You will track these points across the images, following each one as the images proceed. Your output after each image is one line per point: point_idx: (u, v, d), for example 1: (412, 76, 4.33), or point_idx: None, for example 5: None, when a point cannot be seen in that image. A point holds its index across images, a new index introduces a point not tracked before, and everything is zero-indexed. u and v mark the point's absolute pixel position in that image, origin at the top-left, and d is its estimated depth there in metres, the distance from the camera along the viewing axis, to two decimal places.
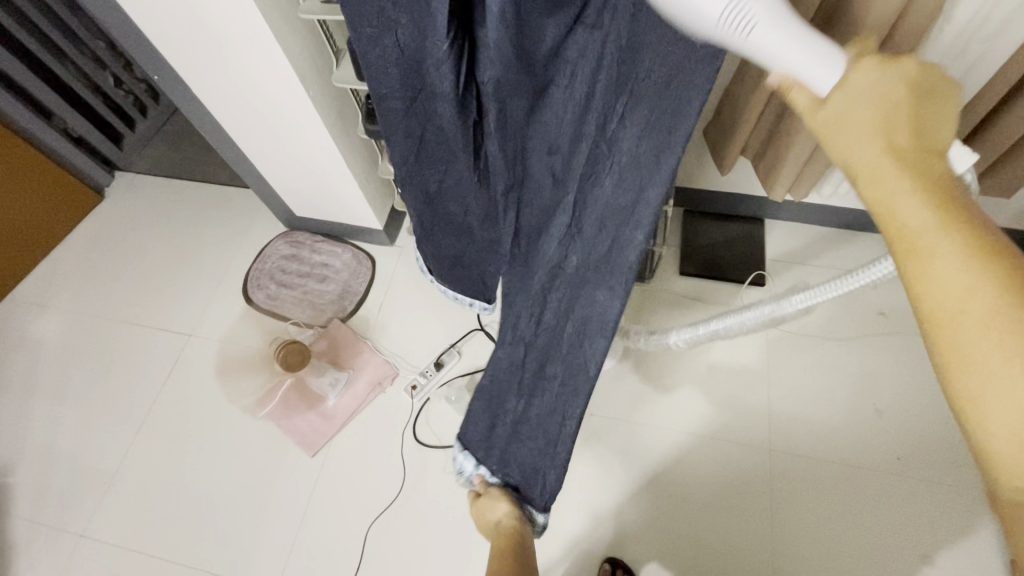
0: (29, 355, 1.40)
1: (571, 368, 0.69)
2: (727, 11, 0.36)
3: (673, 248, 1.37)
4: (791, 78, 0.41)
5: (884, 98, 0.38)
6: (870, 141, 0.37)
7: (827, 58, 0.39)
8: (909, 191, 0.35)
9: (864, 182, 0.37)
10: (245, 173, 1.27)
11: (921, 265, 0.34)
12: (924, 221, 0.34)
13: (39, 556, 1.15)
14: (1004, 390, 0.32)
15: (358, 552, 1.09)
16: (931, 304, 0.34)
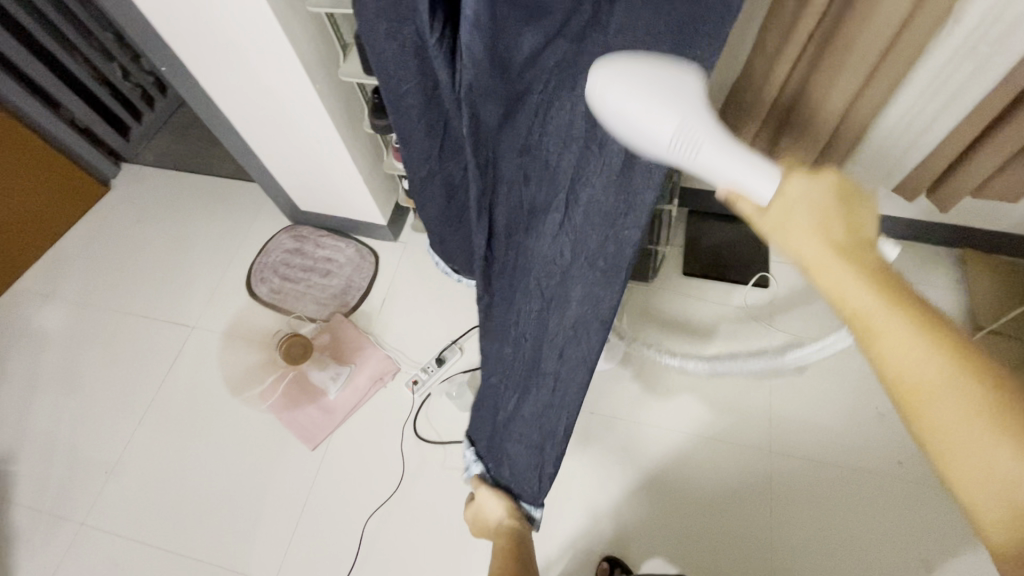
0: (33, 344, 1.41)
1: (567, 362, 0.68)
2: (672, 137, 0.43)
3: (677, 248, 1.36)
4: (737, 191, 0.45)
5: (814, 204, 0.42)
6: (815, 239, 0.41)
7: (766, 176, 0.43)
8: (854, 280, 0.38)
9: (817, 270, 0.40)
10: (250, 166, 1.27)
11: (880, 347, 0.37)
12: (875, 307, 0.37)
13: (40, 544, 1.16)
14: (973, 449, 0.35)
15: (357, 546, 1.09)
16: (897, 379, 0.37)
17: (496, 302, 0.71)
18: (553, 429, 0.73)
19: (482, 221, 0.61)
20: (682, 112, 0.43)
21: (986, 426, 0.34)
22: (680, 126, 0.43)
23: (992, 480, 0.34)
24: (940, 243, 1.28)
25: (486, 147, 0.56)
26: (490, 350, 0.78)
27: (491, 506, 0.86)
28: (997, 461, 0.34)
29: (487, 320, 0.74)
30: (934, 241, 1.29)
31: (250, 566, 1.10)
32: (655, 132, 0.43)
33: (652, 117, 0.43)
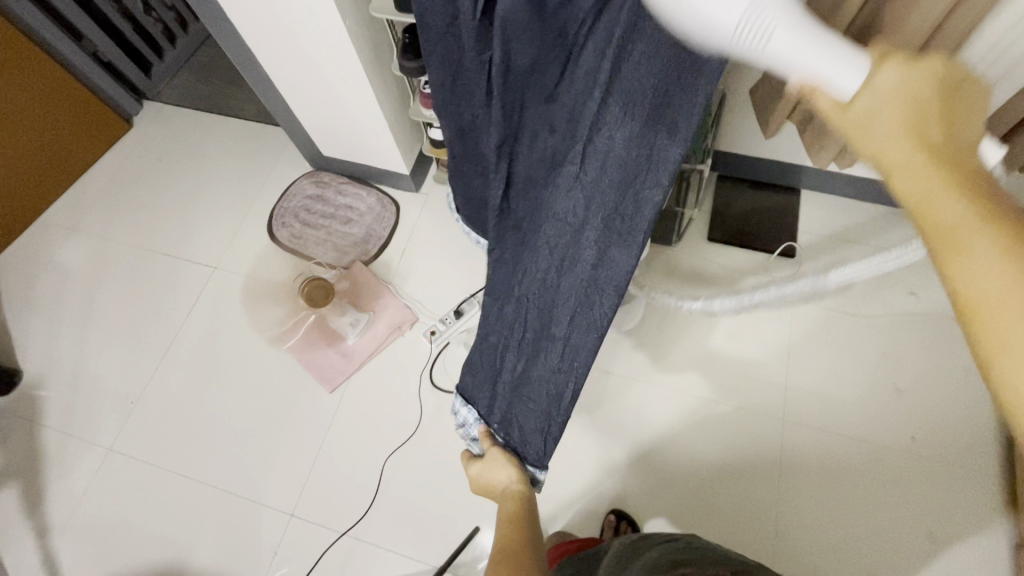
0: (59, 277, 1.43)
1: (578, 326, 0.62)
2: (744, 21, 0.33)
3: (703, 213, 1.33)
4: (813, 87, 0.36)
5: (912, 95, 0.34)
6: (902, 138, 0.33)
7: (852, 61, 0.35)
8: (948, 191, 0.31)
9: (899, 174, 0.33)
10: (274, 106, 1.25)
11: (962, 267, 0.30)
12: (966, 220, 0.30)
13: (69, 467, 1.21)
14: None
15: (372, 485, 1.13)
16: (964, 299, 0.31)
17: (504, 256, 0.71)
18: (560, 391, 0.67)
19: (501, 170, 0.62)
20: None
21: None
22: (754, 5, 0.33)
23: None
24: None
25: (512, 95, 0.54)
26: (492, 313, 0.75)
27: (497, 472, 0.83)
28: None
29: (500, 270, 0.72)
30: None
31: (269, 498, 1.14)
32: (723, 17, 0.33)
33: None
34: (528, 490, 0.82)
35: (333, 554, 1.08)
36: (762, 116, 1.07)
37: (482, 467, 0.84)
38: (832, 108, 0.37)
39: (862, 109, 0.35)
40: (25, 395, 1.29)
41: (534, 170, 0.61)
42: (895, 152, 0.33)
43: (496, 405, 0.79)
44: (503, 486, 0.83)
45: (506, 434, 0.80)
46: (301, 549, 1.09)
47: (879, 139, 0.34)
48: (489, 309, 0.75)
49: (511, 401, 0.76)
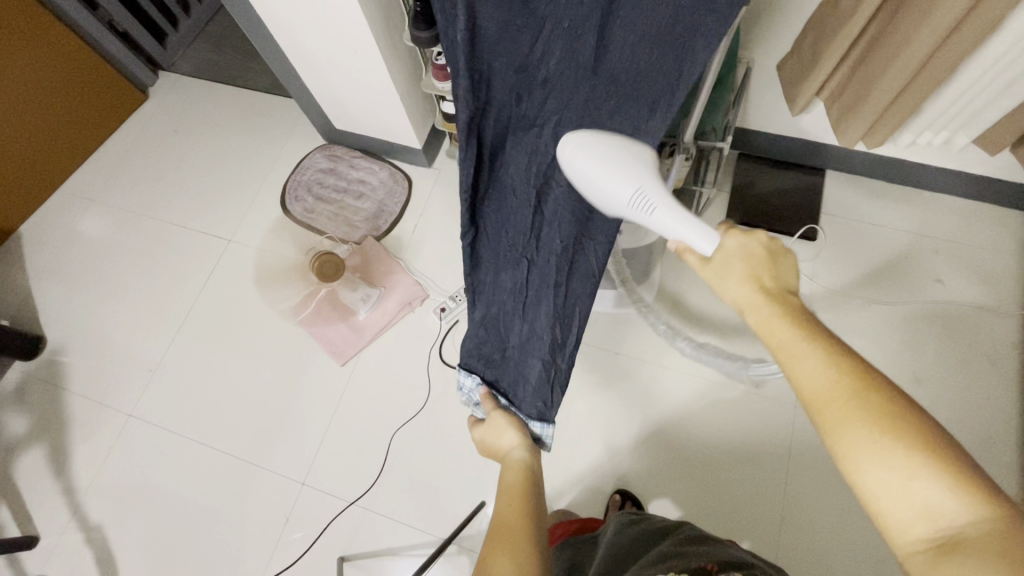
0: (79, 247, 1.46)
1: (578, 273, 0.73)
2: (630, 198, 0.58)
3: (722, 192, 1.29)
4: (684, 245, 0.56)
5: (749, 252, 0.52)
6: (746, 284, 0.50)
7: (706, 232, 0.54)
8: (778, 318, 0.47)
9: (750, 310, 0.49)
10: (287, 79, 1.23)
11: (799, 370, 0.44)
12: (790, 339, 0.46)
13: (92, 430, 1.26)
14: (865, 459, 0.40)
15: (379, 457, 1.15)
16: (805, 395, 0.44)
17: (486, 235, 0.72)
18: (565, 336, 0.76)
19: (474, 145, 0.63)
20: (638, 179, 0.58)
21: (883, 435, 0.39)
22: (637, 190, 0.58)
23: (891, 483, 0.39)
24: (1008, 204, 1.20)
25: (480, 63, 0.58)
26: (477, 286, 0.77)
27: (503, 435, 0.78)
28: (893, 470, 0.38)
29: (491, 245, 0.73)
30: (1004, 201, 1.20)
31: (280, 466, 1.17)
32: (618, 194, 0.58)
33: (615, 180, 0.58)
34: (534, 461, 0.76)
35: (342, 522, 1.11)
36: (788, 92, 1.02)
37: (486, 430, 0.79)
38: (696, 261, 0.55)
39: (721, 263, 0.53)
40: (50, 361, 1.33)
41: (510, 138, 0.65)
42: (744, 295, 0.50)
43: (499, 369, 0.80)
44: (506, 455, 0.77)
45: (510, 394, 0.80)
46: (312, 515, 1.13)
47: (734, 286, 0.51)
48: (483, 282, 0.76)
49: (516, 359, 0.78)
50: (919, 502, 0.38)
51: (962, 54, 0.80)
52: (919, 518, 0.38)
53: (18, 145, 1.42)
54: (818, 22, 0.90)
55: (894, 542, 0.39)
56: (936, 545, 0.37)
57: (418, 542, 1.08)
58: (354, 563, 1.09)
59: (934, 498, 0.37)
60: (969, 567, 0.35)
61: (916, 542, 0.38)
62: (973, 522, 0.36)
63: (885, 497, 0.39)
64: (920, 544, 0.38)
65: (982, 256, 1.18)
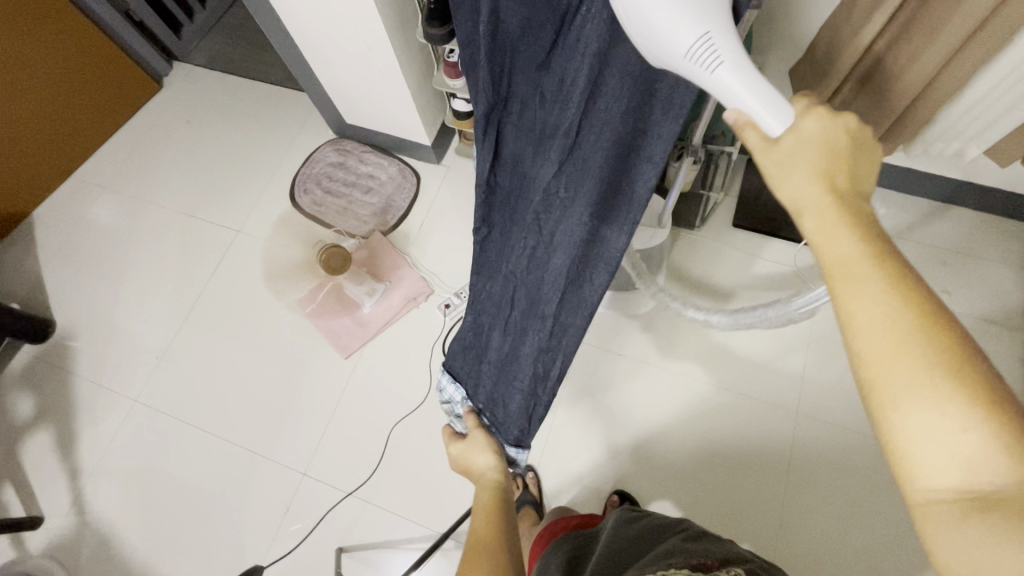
0: (90, 233, 1.48)
1: (567, 305, 0.69)
2: (696, 43, 0.43)
3: (730, 197, 1.29)
4: (745, 120, 0.46)
5: (824, 149, 0.42)
6: (812, 184, 0.41)
7: (779, 106, 0.44)
8: (844, 228, 0.39)
9: (808, 214, 0.41)
10: (300, 73, 1.24)
11: (856, 292, 0.37)
12: (856, 253, 0.38)
13: (97, 414, 1.27)
14: (914, 395, 0.34)
15: (381, 450, 1.16)
16: (854, 322, 0.37)
17: (490, 237, 0.75)
18: (547, 370, 0.74)
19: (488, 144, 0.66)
20: (711, 21, 0.43)
21: (939, 374, 0.34)
22: (706, 35, 0.43)
23: (935, 432, 0.33)
24: (1017, 217, 1.19)
25: (502, 59, 0.59)
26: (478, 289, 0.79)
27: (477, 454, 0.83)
28: (942, 415, 0.33)
29: (492, 247, 0.76)
30: (1012, 214, 1.19)
31: (282, 456, 1.18)
32: (681, 37, 0.43)
33: (680, 20, 0.43)
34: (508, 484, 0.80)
35: (342, 514, 1.12)
36: (799, 98, 1.02)
37: (464, 448, 0.83)
38: (757, 145, 0.45)
39: (784, 152, 0.44)
40: (59, 345, 1.35)
41: (525, 147, 0.67)
42: (807, 195, 0.42)
43: (482, 386, 0.82)
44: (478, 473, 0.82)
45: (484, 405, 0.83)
46: (312, 505, 1.14)
47: (796, 183, 0.42)
48: (482, 281, 0.78)
49: (496, 380, 0.79)
50: (963, 453, 0.33)
51: (976, 64, 0.80)
52: (958, 470, 0.33)
53: (30, 131, 1.43)
54: (831, 30, 0.90)
55: (908, 493, 0.35)
56: (968, 500, 0.33)
57: (415, 536, 1.09)
58: (352, 554, 1.10)
59: (978, 452, 0.32)
60: (1006, 527, 0.31)
61: (944, 496, 0.34)
62: (1014, 485, 0.32)
63: (917, 441, 0.34)
64: (944, 498, 0.34)
65: (990, 268, 1.17)
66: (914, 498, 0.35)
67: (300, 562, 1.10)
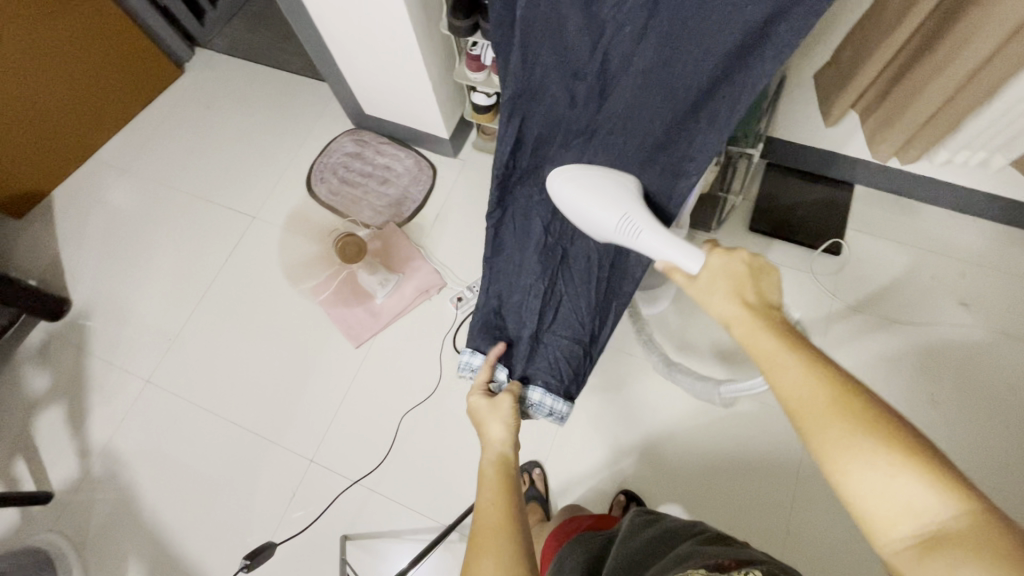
0: (107, 214, 1.49)
1: (617, 268, 0.82)
2: (619, 223, 0.68)
3: (747, 200, 1.29)
4: (671, 266, 0.61)
5: (731, 273, 0.55)
6: (728, 300, 0.53)
7: (692, 253, 0.60)
8: (762, 332, 0.49)
9: (735, 325, 0.51)
10: (322, 62, 1.25)
11: (782, 378, 0.45)
12: (775, 350, 0.47)
13: (109, 393, 1.28)
14: (849, 459, 0.40)
15: (390, 439, 1.16)
16: (788, 403, 0.45)
17: (517, 218, 0.82)
18: (598, 325, 0.83)
19: (516, 124, 0.73)
20: (625, 208, 0.68)
21: (862, 436, 0.40)
22: (625, 216, 0.68)
23: (875, 486, 0.38)
24: None
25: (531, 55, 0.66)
26: (506, 270, 0.84)
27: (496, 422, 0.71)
28: (877, 470, 0.39)
29: (522, 227, 0.83)
30: None
31: (291, 441, 1.19)
32: (608, 221, 0.68)
33: (604, 209, 0.69)
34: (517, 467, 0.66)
35: (347, 501, 1.12)
36: (823, 103, 1.01)
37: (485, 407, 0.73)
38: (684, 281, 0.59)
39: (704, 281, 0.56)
40: (73, 323, 1.37)
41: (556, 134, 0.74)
42: (729, 311, 0.52)
43: (516, 362, 0.82)
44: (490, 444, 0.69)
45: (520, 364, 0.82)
46: (317, 492, 1.14)
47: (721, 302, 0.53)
48: (513, 263, 0.84)
49: (535, 352, 0.82)
50: (902, 501, 0.37)
51: (1006, 74, 0.79)
52: (904, 516, 0.37)
53: (51, 111, 1.44)
54: (859, 35, 0.89)
55: (878, 545, 0.39)
56: (923, 540, 0.37)
57: (420, 527, 1.09)
58: (356, 541, 1.10)
59: (917, 498, 0.37)
60: (957, 559, 0.34)
61: (904, 541, 0.37)
62: (959, 521, 0.36)
63: (867, 499, 0.39)
64: (907, 543, 0.37)
65: (1009, 282, 1.16)
66: (883, 549, 0.39)
67: (305, 548, 1.11)
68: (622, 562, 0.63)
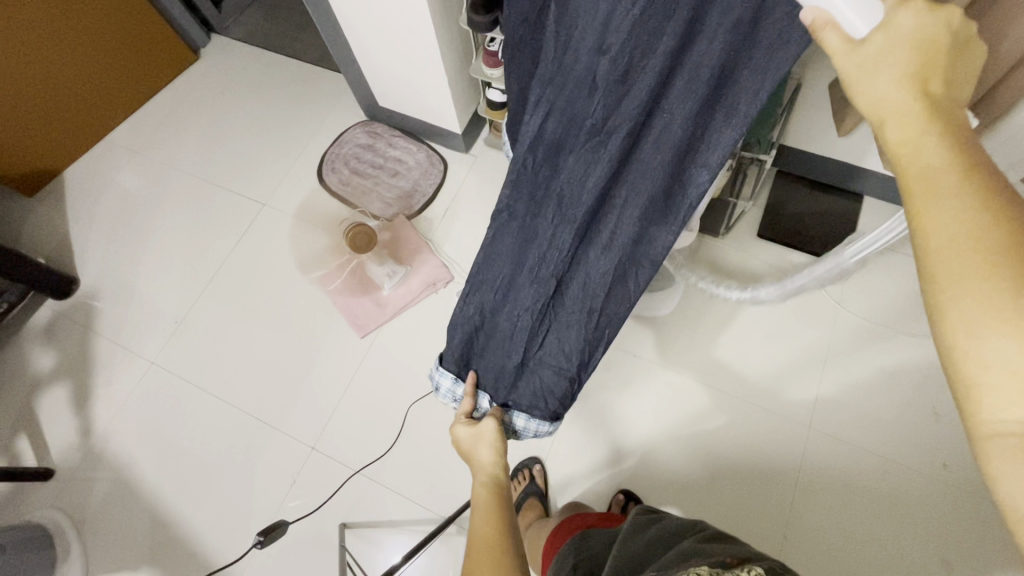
0: (117, 196, 1.50)
1: (613, 299, 0.72)
2: None
3: (757, 207, 1.30)
4: (825, 20, 0.37)
5: (922, 45, 0.35)
6: (899, 88, 0.35)
7: (869, 7, 0.36)
8: (933, 140, 0.33)
9: (895, 120, 0.35)
10: (339, 52, 1.25)
11: (928, 213, 0.33)
12: (944, 169, 0.33)
13: (113, 373, 1.29)
14: (988, 320, 0.30)
15: (392, 430, 1.17)
16: (923, 241, 0.33)
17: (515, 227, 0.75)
18: (588, 358, 0.76)
19: (536, 116, 0.67)
20: None
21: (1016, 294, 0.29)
22: None
23: (1007, 352, 0.29)
24: None
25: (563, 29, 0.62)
26: (498, 286, 0.78)
27: (484, 445, 0.73)
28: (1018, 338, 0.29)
29: (519, 237, 0.75)
30: None
31: (292, 428, 1.19)
32: None
33: None
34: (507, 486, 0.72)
35: (347, 489, 1.13)
36: (837, 112, 1.02)
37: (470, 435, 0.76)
38: (838, 47, 0.37)
39: (877, 49, 0.36)
40: (80, 302, 1.37)
41: (568, 137, 0.65)
42: (894, 99, 0.35)
43: (501, 385, 0.82)
44: (479, 468, 0.73)
45: (501, 390, 0.82)
46: (316, 481, 1.15)
47: (880, 83, 0.36)
48: (504, 281, 0.77)
49: (524, 375, 0.80)
50: None
51: None
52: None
53: (68, 92, 1.45)
54: None
55: (968, 422, 0.31)
56: None
57: (418, 519, 1.10)
58: (354, 530, 1.10)
59: None
60: None
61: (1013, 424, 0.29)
62: None
63: (989, 368, 0.30)
64: (1012, 431, 0.29)
65: None
66: (975, 425, 0.31)
67: (304, 535, 1.11)
68: (622, 564, 0.63)
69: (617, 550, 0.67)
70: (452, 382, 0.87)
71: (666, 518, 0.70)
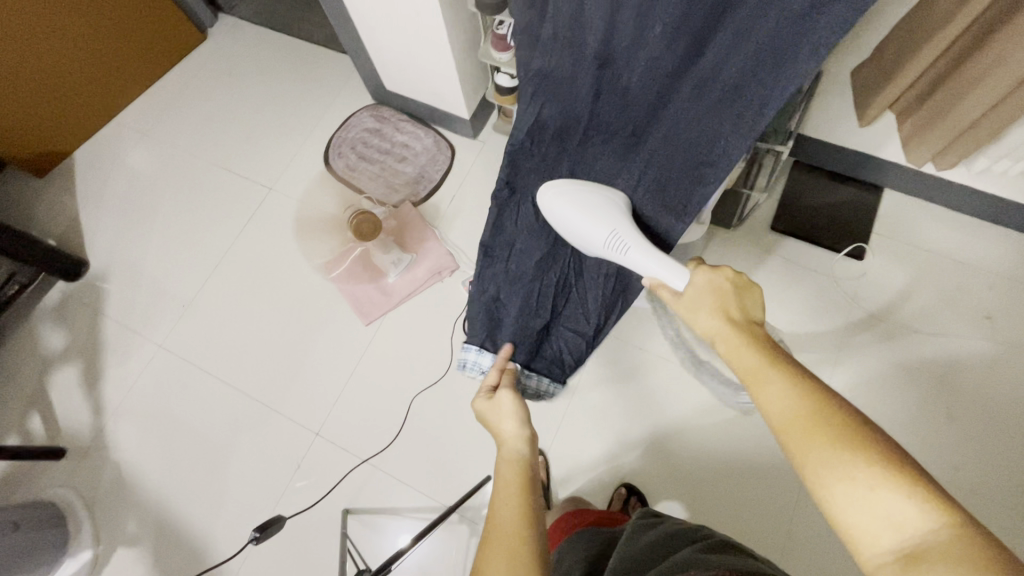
0: (126, 178, 1.50)
1: (628, 270, 0.81)
2: (609, 241, 0.71)
3: (771, 200, 1.26)
4: (657, 281, 0.66)
5: (716, 289, 0.56)
6: (714, 317, 0.54)
7: (676, 270, 0.64)
8: (745, 348, 0.49)
9: (721, 341, 0.52)
10: (346, 35, 1.23)
11: (765, 397, 0.45)
12: (758, 368, 0.47)
13: (124, 356, 1.30)
14: (829, 474, 0.39)
15: (397, 419, 1.17)
16: (773, 421, 0.44)
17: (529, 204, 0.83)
18: (608, 318, 0.85)
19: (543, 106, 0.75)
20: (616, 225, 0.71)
21: (845, 449, 0.39)
22: (614, 233, 0.71)
23: (858, 498, 0.38)
24: None
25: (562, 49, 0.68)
26: (516, 257, 0.84)
27: (508, 421, 0.70)
28: (855, 485, 0.38)
29: (535, 212, 0.83)
30: None
31: (296, 415, 1.20)
32: (598, 237, 0.72)
33: (594, 226, 0.72)
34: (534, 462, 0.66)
35: (351, 477, 1.14)
36: (860, 101, 0.99)
37: (491, 407, 0.72)
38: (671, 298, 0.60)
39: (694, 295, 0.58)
40: (91, 284, 1.38)
41: (576, 126, 0.76)
42: (716, 328, 0.53)
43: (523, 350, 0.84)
44: (504, 441, 0.67)
45: (525, 355, 0.84)
46: (321, 465, 1.16)
47: (706, 320, 0.55)
48: (522, 250, 0.84)
49: (545, 340, 0.85)
50: (880, 513, 0.37)
51: None
52: (883, 528, 0.36)
53: (75, 72, 1.44)
54: (903, 34, 0.85)
55: (863, 562, 0.38)
56: (904, 555, 0.35)
57: (421, 506, 1.11)
58: (358, 515, 1.12)
59: (897, 511, 0.36)
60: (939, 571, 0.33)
61: (886, 554, 0.36)
62: (940, 535, 0.34)
63: (854, 517, 0.38)
64: (889, 557, 0.36)
65: None
66: (868, 567, 0.37)
67: (309, 519, 1.12)
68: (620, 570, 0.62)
69: (616, 555, 0.66)
70: (477, 354, 0.85)
71: (666, 521, 0.69)
